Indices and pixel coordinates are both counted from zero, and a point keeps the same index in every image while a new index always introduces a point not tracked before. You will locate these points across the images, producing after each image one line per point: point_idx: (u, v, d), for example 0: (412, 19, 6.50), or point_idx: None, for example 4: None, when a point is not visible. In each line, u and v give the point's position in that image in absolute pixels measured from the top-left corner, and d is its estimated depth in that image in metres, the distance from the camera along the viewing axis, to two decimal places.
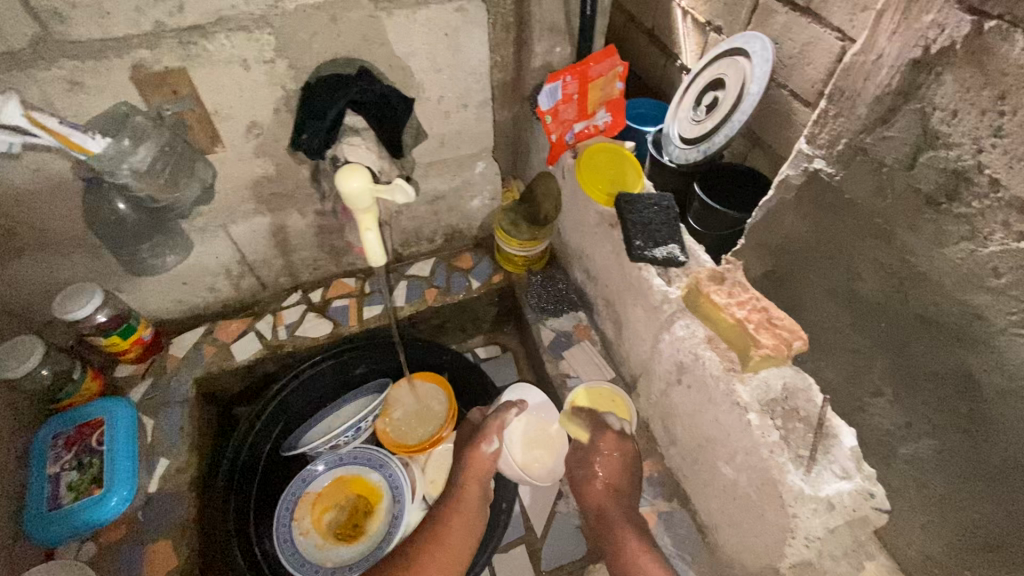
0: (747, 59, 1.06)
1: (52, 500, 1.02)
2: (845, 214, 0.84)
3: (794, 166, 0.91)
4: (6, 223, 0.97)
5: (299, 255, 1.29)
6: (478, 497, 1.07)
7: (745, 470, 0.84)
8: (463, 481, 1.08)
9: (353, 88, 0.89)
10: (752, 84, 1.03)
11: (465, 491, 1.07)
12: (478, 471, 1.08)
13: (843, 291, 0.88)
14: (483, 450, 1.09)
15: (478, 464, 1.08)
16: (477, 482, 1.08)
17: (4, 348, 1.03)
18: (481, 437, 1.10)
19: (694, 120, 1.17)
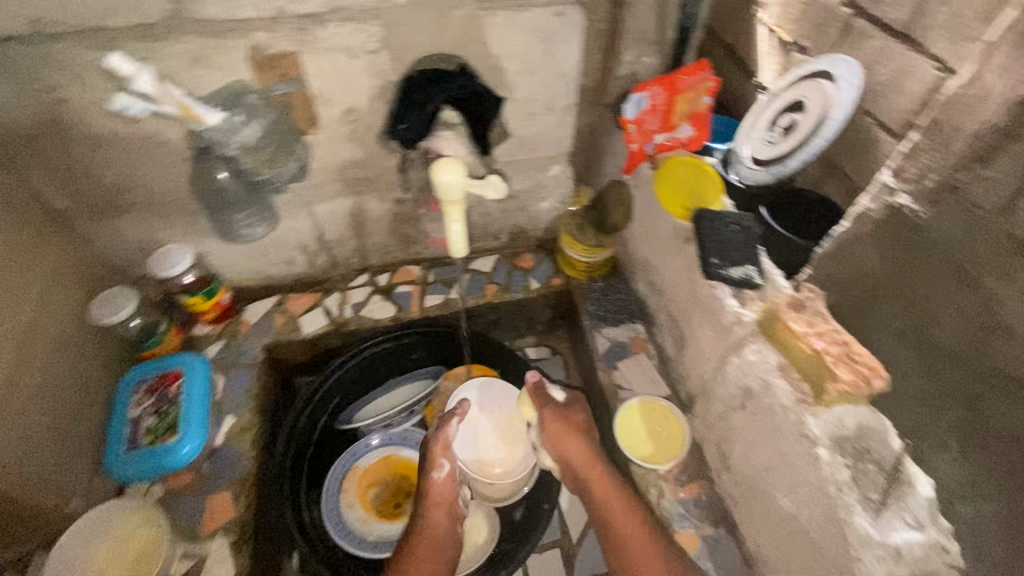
0: (832, 81, 0.87)
1: (132, 440, 1.10)
2: (926, 254, 0.69)
3: (872, 198, 0.75)
4: (120, 182, 1.05)
5: (371, 239, 1.34)
6: (444, 519, 0.99)
7: (807, 505, 0.82)
8: (424, 511, 0.99)
9: (454, 85, 0.92)
10: (837, 109, 0.84)
11: (429, 524, 0.97)
12: (438, 498, 1.01)
13: (919, 333, 0.72)
14: (436, 477, 1.02)
15: (437, 489, 1.01)
16: (439, 506, 1.00)
17: (102, 298, 1.10)
18: (430, 464, 1.04)
19: (769, 141, 0.96)
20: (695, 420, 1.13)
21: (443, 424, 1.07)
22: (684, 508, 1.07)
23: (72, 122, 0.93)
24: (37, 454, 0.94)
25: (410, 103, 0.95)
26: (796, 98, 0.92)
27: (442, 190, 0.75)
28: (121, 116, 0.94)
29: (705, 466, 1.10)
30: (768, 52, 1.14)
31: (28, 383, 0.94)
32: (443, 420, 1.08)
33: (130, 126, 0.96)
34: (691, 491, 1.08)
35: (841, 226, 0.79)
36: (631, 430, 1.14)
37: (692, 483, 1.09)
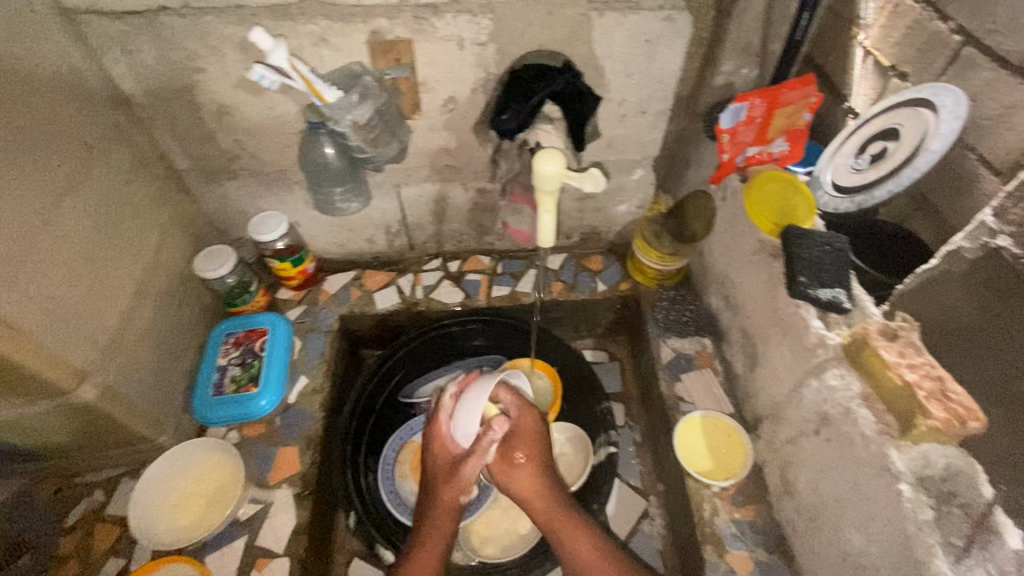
0: (932, 114, 0.87)
1: (218, 386, 1.19)
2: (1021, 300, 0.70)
3: (970, 237, 0.75)
4: (235, 149, 1.14)
5: (450, 225, 1.39)
6: (451, 528, 0.95)
7: (880, 541, 0.78)
8: (434, 517, 0.95)
9: (559, 80, 0.95)
10: (934, 141, 0.86)
11: (437, 530, 0.94)
12: (449, 509, 0.95)
13: (1008, 387, 0.71)
14: (458, 497, 0.95)
15: (450, 503, 0.95)
16: (450, 518, 0.95)
17: (204, 254, 1.19)
18: (456, 484, 0.94)
19: (856, 168, 0.99)
20: (759, 442, 1.10)
21: (478, 446, 0.93)
22: (738, 529, 1.04)
23: (204, 89, 1.02)
24: (141, 386, 1.04)
25: (512, 95, 0.98)
26: (889, 126, 0.94)
27: (541, 179, 0.77)
28: (247, 87, 1.02)
29: (764, 489, 1.07)
30: (862, 76, 1.11)
31: (139, 321, 1.04)
32: (478, 443, 0.93)
33: (254, 97, 1.04)
34: (747, 513, 1.05)
35: (931, 262, 0.79)
36: (691, 443, 1.13)
37: (749, 506, 1.06)
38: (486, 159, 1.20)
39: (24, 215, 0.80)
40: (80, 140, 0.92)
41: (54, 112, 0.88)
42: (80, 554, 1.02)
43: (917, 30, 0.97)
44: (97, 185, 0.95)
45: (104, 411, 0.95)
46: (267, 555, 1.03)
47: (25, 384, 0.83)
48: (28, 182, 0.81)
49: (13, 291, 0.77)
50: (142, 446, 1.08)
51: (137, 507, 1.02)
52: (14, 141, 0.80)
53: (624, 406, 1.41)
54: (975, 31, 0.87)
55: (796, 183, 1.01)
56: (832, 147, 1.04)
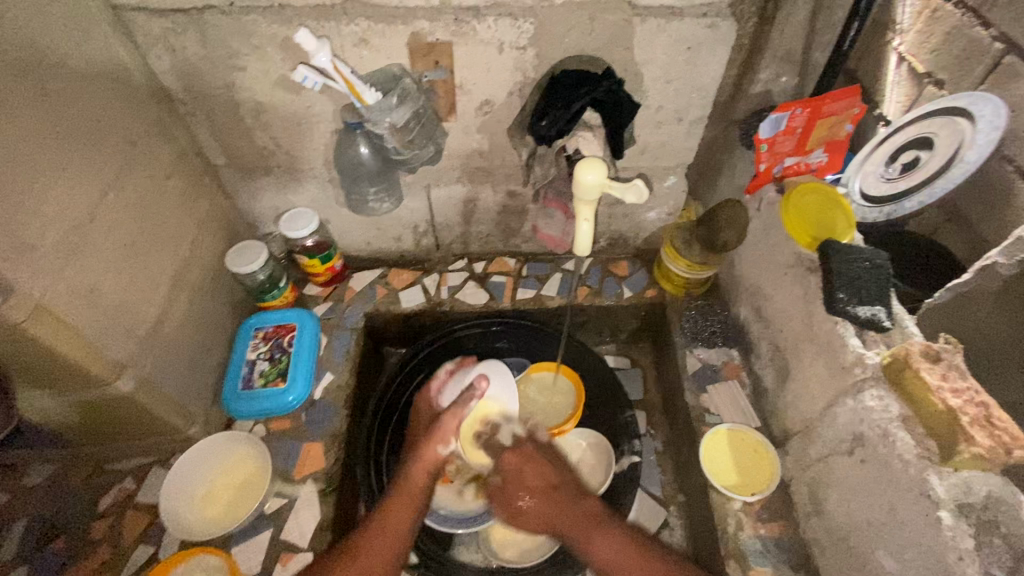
0: (967, 123, 0.87)
1: (247, 380, 1.21)
2: None
3: (1008, 255, 0.81)
4: (270, 146, 1.15)
5: (477, 227, 1.39)
6: (425, 485, 0.97)
7: (916, 568, 0.77)
8: (409, 468, 0.98)
9: (600, 88, 0.93)
10: (970, 151, 0.87)
11: (411, 479, 0.97)
12: (427, 465, 0.99)
13: None
14: (438, 450, 1.00)
15: (431, 455, 0.99)
16: (425, 472, 0.98)
17: (235, 250, 1.19)
18: (439, 435, 1.01)
19: (886, 176, 1.01)
20: (787, 458, 1.08)
21: (461, 402, 1.06)
22: (762, 545, 1.02)
23: (244, 88, 1.03)
24: (175, 377, 1.06)
25: (552, 100, 0.97)
26: (923, 135, 0.94)
27: (582, 189, 0.77)
28: (286, 86, 1.03)
29: (791, 506, 1.05)
30: (895, 82, 1.09)
31: (174, 314, 1.06)
32: (461, 398, 1.07)
33: (292, 96, 1.05)
34: (772, 529, 1.04)
35: (964, 278, 0.86)
36: (717, 457, 1.12)
37: (775, 521, 1.05)
38: (518, 162, 1.20)
39: (71, 209, 0.82)
40: (124, 136, 0.94)
41: (102, 109, 0.90)
42: (110, 539, 1.04)
43: (957, 35, 0.94)
44: (138, 181, 0.97)
45: (140, 402, 0.97)
46: (291, 549, 1.04)
47: (68, 375, 0.85)
48: (76, 177, 0.83)
49: (61, 284, 0.79)
50: (173, 436, 1.10)
51: (167, 501, 1.03)
52: (64, 137, 0.81)
53: (646, 414, 1.39)
54: (1016, 41, 0.85)
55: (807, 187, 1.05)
56: (857, 158, 1.05)
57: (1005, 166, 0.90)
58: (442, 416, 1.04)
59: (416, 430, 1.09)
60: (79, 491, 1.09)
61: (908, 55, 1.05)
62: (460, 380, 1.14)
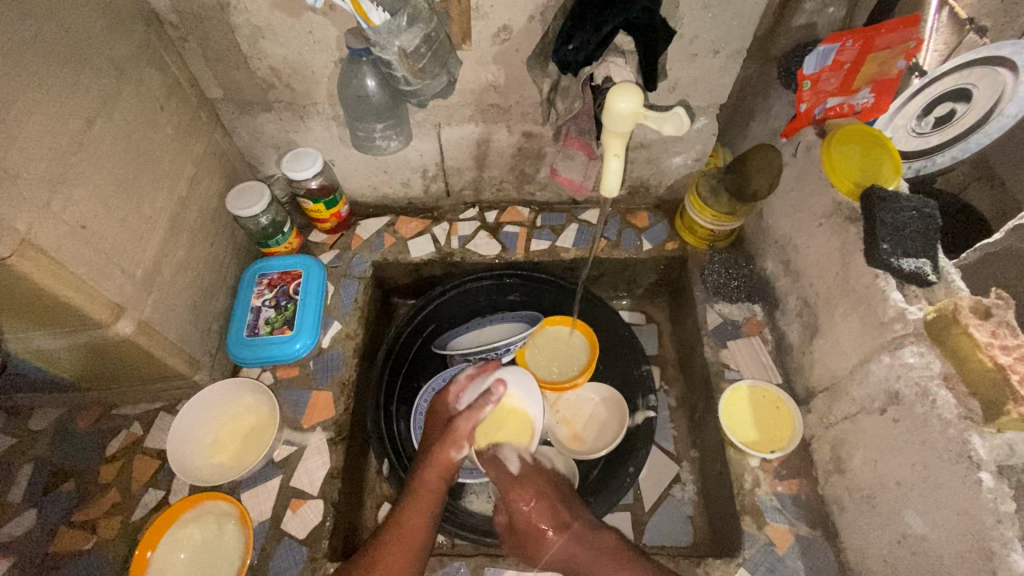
0: (1013, 74, 0.85)
1: (252, 327, 1.17)
2: None
3: None
4: (270, 77, 1.07)
5: (490, 172, 1.31)
6: (438, 491, 0.94)
7: (949, 528, 0.74)
8: (422, 474, 0.95)
9: (635, 6, 0.83)
10: (1010, 103, 0.86)
11: (423, 486, 0.94)
12: (439, 470, 0.95)
13: None
14: (450, 455, 0.96)
15: (444, 461, 0.96)
16: (437, 478, 0.95)
17: (236, 191, 1.13)
18: (451, 439, 0.96)
19: (917, 130, 0.98)
20: (810, 417, 1.04)
21: (475, 406, 0.99)
22: (779, 502, 1.00)
23: (239, 9, 0.95)
24: (177, 322, 1.02)
25: (579, 22, 0.88)
26: (959, 87, 0.91)
27: (614, 118, 0.76)
28: (285, 7, 0.94)
29: (810, 464, 1.02)
30: (933, 29, 0.96)
31: (174, 256, 1.01)
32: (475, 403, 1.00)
33: (292, 19, 0.96)
34: (790, 487, 1.01)
35: (995, 238, 0.87)
36: (737, 414, 1.08)
37: (793, 479, 1.02)
38: (536, 98, 1.12)
39: (57, 136, 0.76)
40: (111, 60, 0.86)
41: (85, 27, 0.82)
42: (119, 482, 1.03)
43: None
44: (129, 110, 0.90)
45: (142, 347, 0.93)
46: (301, 496, 1.03)
47: (63, 315, 0.81)
48: (60, 100, 0.76)
49: (48, 218, 0.74)
50: (179, 382, 1.07)
51: (177, 445, 1.01)
52: (44, 55, 0.74)
53: (661, 369, 1.36)
54: None
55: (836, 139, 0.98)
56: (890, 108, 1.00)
57: None
58: (456, 419, 0.98)
59: (429, 433, 1.02)
60: (86, 435, 1.07)
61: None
62: (481, 383, 1.06)
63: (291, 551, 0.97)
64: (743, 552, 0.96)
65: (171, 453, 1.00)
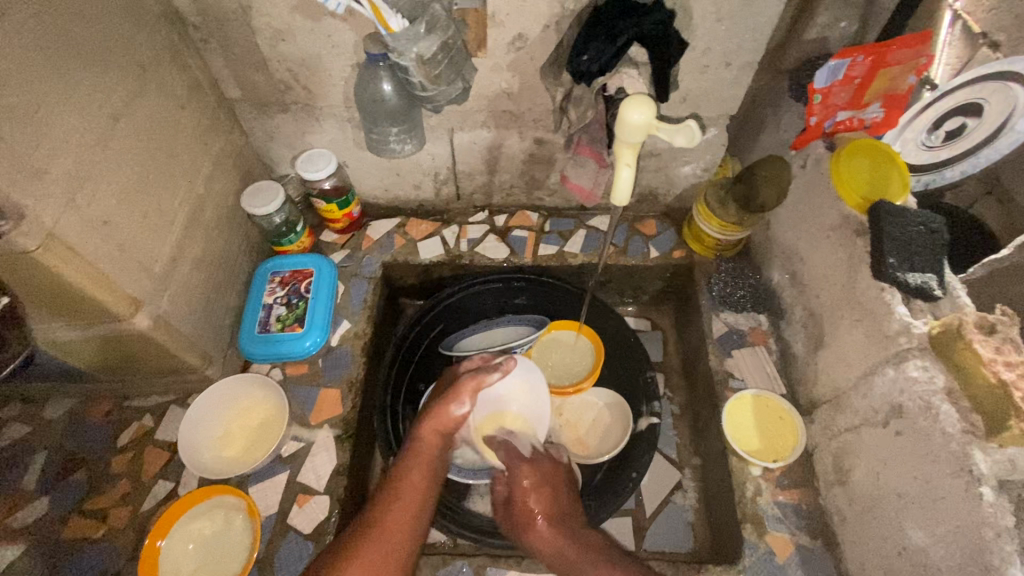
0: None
1: (263, 324, 1.19)
2: None
3: None
4: (288, 80, 1.09)
5: (500, 176, 1.33)
6: (438, 447, 0.95)
7: (949, 542, 0.74)
8: (420, 430, 0.96)
9: (649, 21, 0.86)
10: (1022, 119, 0.88)
11: (423, 443, 0.95)
12: (437, 426, 0.97)
13: None
14: (452, 409, 0.98)
15: (444, 416, 0.97)
16: (435, 432, 0.96)
17: (252, 189, 1.15)
18: (454, 395, 0.99)
19: (927, 144, 1.00)
20: (813, 427, 1.05)
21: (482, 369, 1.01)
22: (780, 511, 1.01)
23: (260, 12, 0.97)
24: (192, 317, 1.04)
25: (593, 33, 0.90)
26: (973, 101, 0.93)
27: (626, 129, 0.77)
28: (305, 11, 0.96)
29: (812, 475, 1.03)
30: (947, 42, 0.97)
31: (189, 252, 1.03)
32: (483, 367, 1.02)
33: (312, 23, 0.98)
34: (791, 496, 1.02)
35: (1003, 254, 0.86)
36: (739, 422, 1.09)
37: (795, 489, 1.03)
38: (549, 105, 1.14)
39: (83, 133, 0.78)
40: (135, 60, 0.89)
41: (113, 28, 0.84)
42: (130, 473, 1.05)
43: None
44: (152, 109, 0.92)
45: (157, 340, 0.95)
46: (307, 491, 1.04)
47: (83, 307, 0.83)
48: (86, 99, 0.78)
49: (72, 213, 0.76)
50: (190, 376, 1.09)
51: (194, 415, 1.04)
52: (74, 56, 0.77)
53: (665, 376, 1.37)
54: None
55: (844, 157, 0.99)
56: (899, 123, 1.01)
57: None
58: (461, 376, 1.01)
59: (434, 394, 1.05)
60: (99, 426, 1.09)
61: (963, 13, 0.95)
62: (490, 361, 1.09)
63: (298, 545, 0.99)
64: (743, 560, 0.97)
65: (188, 415, 1.03)
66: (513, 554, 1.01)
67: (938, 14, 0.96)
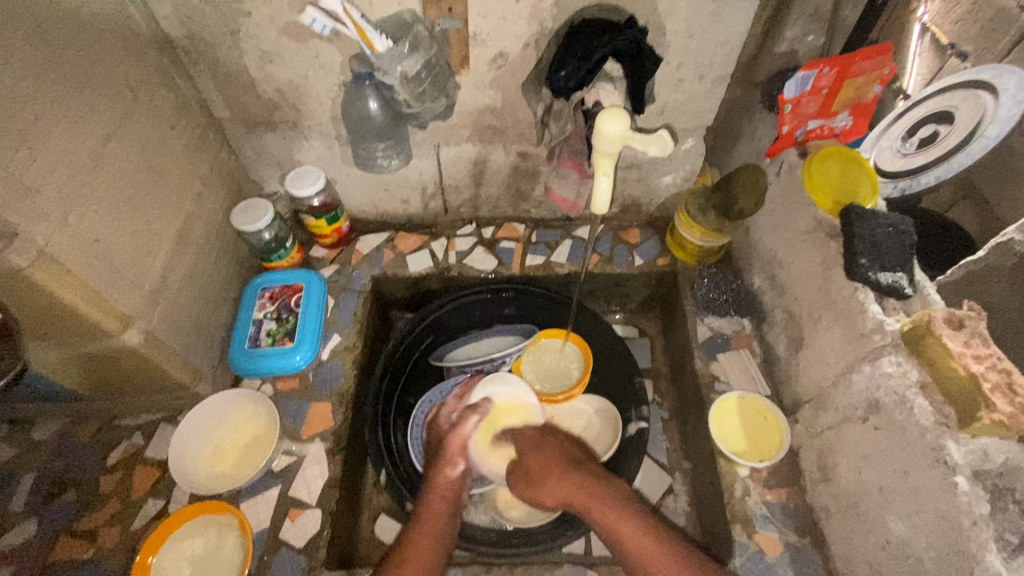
0: (992, 95, 0.86)
1: (253, 339, 1.20)
2: None
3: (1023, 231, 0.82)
4: (276, 99, 1.12)
5: (487, 190, 1.36)
6: (444, 511, 0.95)
7: (929, 533, 0.76)
8: (427, 498, 0.97)
9: (622, 37, 0.91)
10: (991, 125, 0.86)
11: (430, 509, 0.94)
12: (442, 492, 0.98)
13: None
14: (447, 473, 1.01)
15: (444, 482, 0.99)
16: (443, 499, 0.97)
17: (242, 206, 1.17)
18: (445, 459, 1.03)
19: (902, 151, 1.00)
20: (798, 427, 1.07)
21: (461, 419, 1.08)
22: (769, 511, 1.02)
23: (248, 35, 1.00)
24: (182, 333, 1.05)
25: (570, 51, 0.95)
26: (943, 109, 0.93)
27: (603, 140, 0.81)
28: (292, 33, 0.99)
29: (798, 473, 1.05)
30: (917, 53, 1.05)
31: (179, 270, 1.04)
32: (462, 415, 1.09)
33: (299, 45, 1.01)
34: (779, 496, 1.04)
35: (977, 255, 0.87)
36: (727, 425, 1.10)
37: (782, 488, 1.04)
38: (531, 120, 1.17)
39: (76, 154, 0.80)
40: (124, 83, 0.91)
41: (103, 54, 0.86)
42: (120, 492, 1.04)
43: (984, 6, 0.91)
44: (142, 130, 0.94)
45: (147, 357, 0.96)
46: (299, 505, 1.04)
47: (73, 325, 0.84)
48: (76, 122, 0.80)
49: (64, 232, 0.77)
50: (181, 393, 1.10)
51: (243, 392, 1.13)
52: (69, 81, 0.79)
53: (653, 382, 1.39)
54: None
55: (815, 166, 1.02)
56: (876, 129, 1.04)
57: None
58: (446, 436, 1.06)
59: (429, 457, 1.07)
60: (88, 445, 1.09)
61: (932, 26, 1.01)
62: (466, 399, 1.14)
63: (290, 560, 0.99)
64: (733, 560, 0.98)
65: (180, 426, 1.04)
66: (506, 562, 1.01)
67: (909, 29, 1.06)
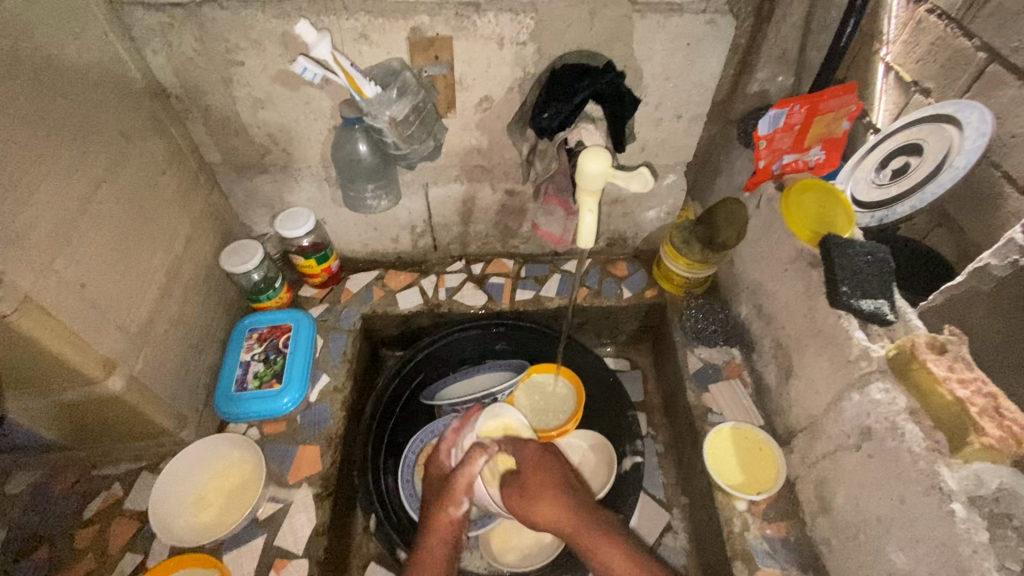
0: (957, 129, 0.90)
1: (240, 382, 1.18)
2: None
3: (999, 255, 0.84)
4: (266, 143, 1.14)
5: (475, 227, 1.38)
6: (445, 554, 0.90)
7: (930, 563, 0.75)
8: (426, 539, 0.92)
9: (601, 81, 0.96)
10: (958, 157, 0.89)
11: (429, 554, 0.90)
12: (443, 533, 0.92)
13: None
14: (451, 512, 0.93)
15: (446, 520, 0.93)
16: (443, 541, 0.92)
17: (232, 247, 1.17)
18: (449, 496, 0.94)
19: (876, 182, 1.04)
20: (792, 457, 1.06)
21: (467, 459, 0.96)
22: (769, 545, 1.00)
23: (241, 83, 1.03)
24: (167, 378, 1.03)
25: (553, 94, 0.99)
26: (913, 142, 0.97)
27: (586, 178, 0.83)
28: (283, 81, 1.02)
29: (796, 505, 1.04)
30: (883, 91, 1.10)
31: (166, 314, 1.03)
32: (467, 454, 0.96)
33: (290, 92, 1.04)
34: (778, 529, 1.02)
35: (956, 281, 0.89)
36: (721, 456, 1.10)
37: (780, 521, 1.03)
38: (517, 159, 1.21)
39: (66, 200, 0.80)
40: (116, 130, 0.92)
41: (98, 103, 0.88)
42: (97, 547, 1.00)
43: (941, 46, 0.96)
44: (133, 176, 0.95)
45: (130, 403, 0.94)
46: (286, 556, 1.00)
47: (54, 372, 0.82)
48: (67, 169, 0.81)
49: (50, 277, 0.77)
50: (164, 440, 1.07)
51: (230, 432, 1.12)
52: (62, 129, 0.81)
53: (647, 415, 1.38)
54: (999, 48, 0.87)
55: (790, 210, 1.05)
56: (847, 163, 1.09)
57: (991, 172, 0.93)
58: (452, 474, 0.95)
59: (430, 491, 1.01)
60: (65, 497, 1.05)
61: (894, 65, 1.07)
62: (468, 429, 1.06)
63: None
64: None
65: (164, 472, 1.01)
66: None
67: (873, 69, 1.12)
